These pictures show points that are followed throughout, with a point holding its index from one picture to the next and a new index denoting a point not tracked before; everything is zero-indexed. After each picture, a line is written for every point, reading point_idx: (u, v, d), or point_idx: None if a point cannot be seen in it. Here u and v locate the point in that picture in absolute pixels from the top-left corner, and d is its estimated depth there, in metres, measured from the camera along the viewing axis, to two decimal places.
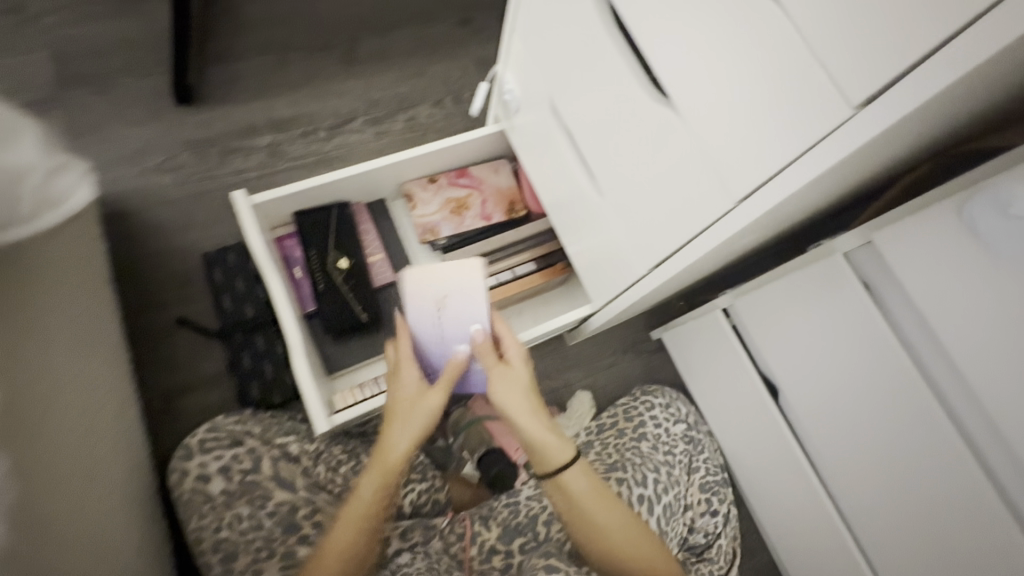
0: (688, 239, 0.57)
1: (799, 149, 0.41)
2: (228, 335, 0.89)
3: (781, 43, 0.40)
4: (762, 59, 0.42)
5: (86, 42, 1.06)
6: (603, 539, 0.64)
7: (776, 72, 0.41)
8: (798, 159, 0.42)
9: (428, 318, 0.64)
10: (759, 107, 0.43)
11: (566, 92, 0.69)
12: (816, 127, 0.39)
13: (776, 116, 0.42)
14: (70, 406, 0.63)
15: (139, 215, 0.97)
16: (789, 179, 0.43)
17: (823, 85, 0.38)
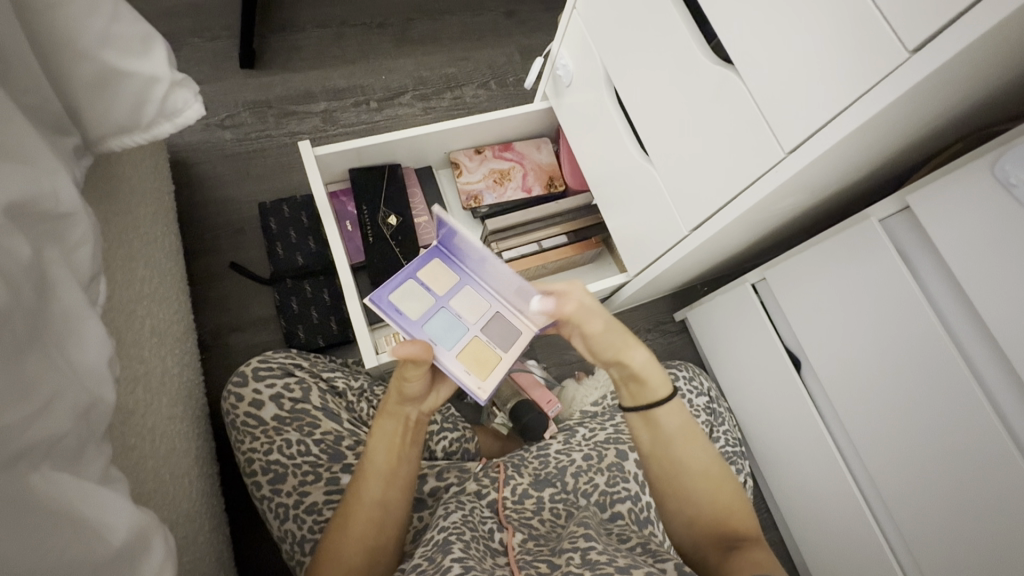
0: (732, 196, 0.61)
1: (852, 95, 0.46)
2: (278, 280, 0.94)
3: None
4: (821, 12, 0.46)
5: (159, 4, 1.13)
6: (679, 481, 0.62)
7: (834, 24, 0.45)
8: (851, 105, 0.46)
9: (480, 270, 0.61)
10: (815, 59, 0.48)
11: (623, 61, 0.74)
12: (871, 73, 0.44)
13: (833, 66, 0.46)
14: (146, 316, 0.68)
15: (200, 166, 1.03)
16: (841, 124, 0.47)
17: (879, 33, 0.42)
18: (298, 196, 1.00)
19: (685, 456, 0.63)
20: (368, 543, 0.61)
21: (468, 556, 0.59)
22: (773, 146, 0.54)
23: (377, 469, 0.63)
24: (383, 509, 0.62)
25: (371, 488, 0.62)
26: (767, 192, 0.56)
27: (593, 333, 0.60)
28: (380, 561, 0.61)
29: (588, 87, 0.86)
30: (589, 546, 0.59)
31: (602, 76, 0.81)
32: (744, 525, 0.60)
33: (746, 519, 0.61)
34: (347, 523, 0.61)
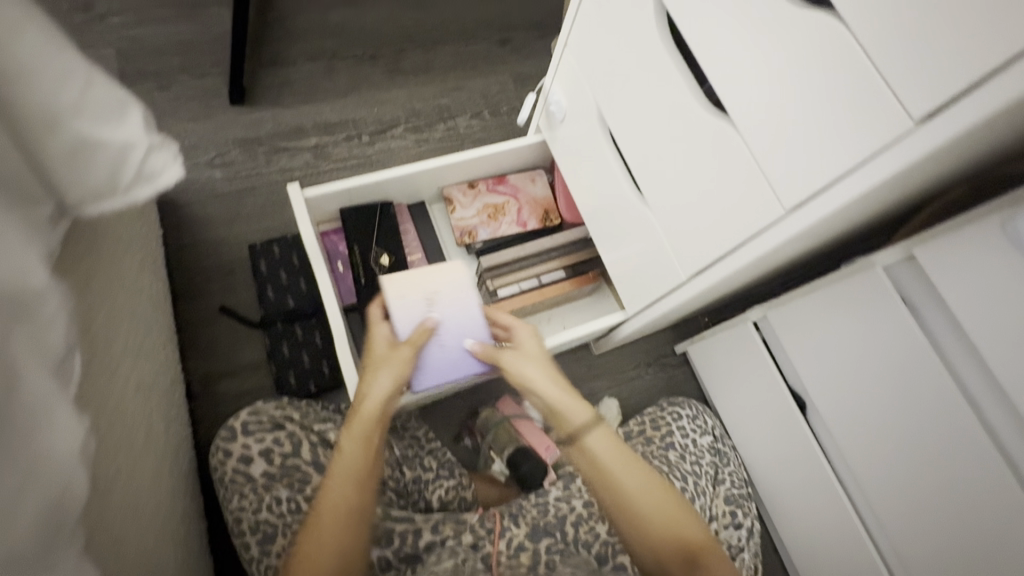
0: (732, 248, 0.59)
1: (853, 160, 0.43)
2: (268, 325, 0.92)
3: (842, 55, 0.41)
4: (820, 72, 0.43)
5: (149, 42, 1.12)
6: (628, 506, 0.64)
7: (835, 85, 0.42)
8: (853, 170, 0.43)
9: (417, 314, 0.73)
10: (815, 118, 0.45)
11: (618, 103, 0.73)
12: (873, 139, 0.41)
13: (833, 127, 0.43)
14: (129, 376, 0.66)
15: (189, 207, 1.01)
16: (844, 188, 0.44)
17: (881, 99, 0.39)
18: (288, 236, 0.98)
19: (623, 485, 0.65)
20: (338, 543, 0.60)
21: None
22: (774, 202, 0.51)
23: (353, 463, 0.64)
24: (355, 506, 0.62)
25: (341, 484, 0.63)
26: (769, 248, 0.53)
27: (519, 368, 0.71)
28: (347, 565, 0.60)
29: (581, 125, 0.84)
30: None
31: (596, 116, 0.80)
32: (711, 553, 0.62)
33: (711, 535, 0.64)
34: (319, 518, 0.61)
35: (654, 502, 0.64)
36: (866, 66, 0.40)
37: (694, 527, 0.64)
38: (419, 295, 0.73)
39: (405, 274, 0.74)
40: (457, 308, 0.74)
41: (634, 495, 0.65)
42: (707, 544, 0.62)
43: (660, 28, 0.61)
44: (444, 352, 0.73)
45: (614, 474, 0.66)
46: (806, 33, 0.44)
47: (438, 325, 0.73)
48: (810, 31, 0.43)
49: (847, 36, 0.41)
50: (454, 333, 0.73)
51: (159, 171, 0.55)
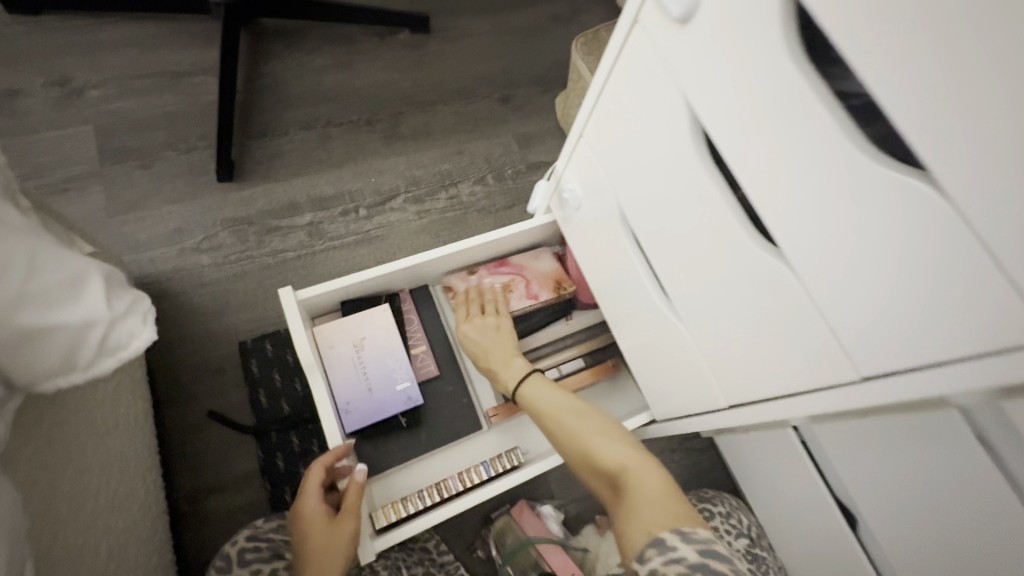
0: (795, 392, 0.53)
1: (960, 351, 0.37)
2: (262, 434, 0.84)
3: (939, 237, 0.35)
4: (911, 248, 0.37)
5: (130, 117, 1.05)
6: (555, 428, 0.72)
7: (934, 267, 0.36)
8: (960, 360, 0.37)
9: (349, 360, 0.82)
10: (907, 295, 0.38)
11: (645, 208, 0.66)
12: (988, 338, 0.34)
13: (935, 312, 0.37)
14: (100, 542, 0.58)
15: (174, 298, 0.94)
16: (949, 376, 0.38)
17: (1000, 300, 0.33)
18: (282, 330, 0.91)
19: (545, 417, 0.73)
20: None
21: None
22: (850, 366, 0.45)
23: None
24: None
25: None
26: (845, 406, 0.48)
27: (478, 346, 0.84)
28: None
29: (600, 216, 0.77)
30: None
31: (617, 212, 0.73)
32: (639, 481, 0.60)
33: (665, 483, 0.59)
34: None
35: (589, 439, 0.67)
36: (984, 259, 0.33)
37: (615, 457, 0.64)
38: (350, 341, 0.83)
39: (339, 321, 0.84)
40: (384, 355, 0.83)
41: (572, 438, 0.69)
42: (635, 468, 0.62)
43: (696, 142, 0.54)
44: (369, 396, 0.81)
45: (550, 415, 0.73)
46: (898, 201, 0.36)
47: (363, 368, 0.82)
48: (901, 199, 0.36)
49: (952, 218, 0.34)
50: (382, 379, 0.82)
51: (125, 339, 0.48)
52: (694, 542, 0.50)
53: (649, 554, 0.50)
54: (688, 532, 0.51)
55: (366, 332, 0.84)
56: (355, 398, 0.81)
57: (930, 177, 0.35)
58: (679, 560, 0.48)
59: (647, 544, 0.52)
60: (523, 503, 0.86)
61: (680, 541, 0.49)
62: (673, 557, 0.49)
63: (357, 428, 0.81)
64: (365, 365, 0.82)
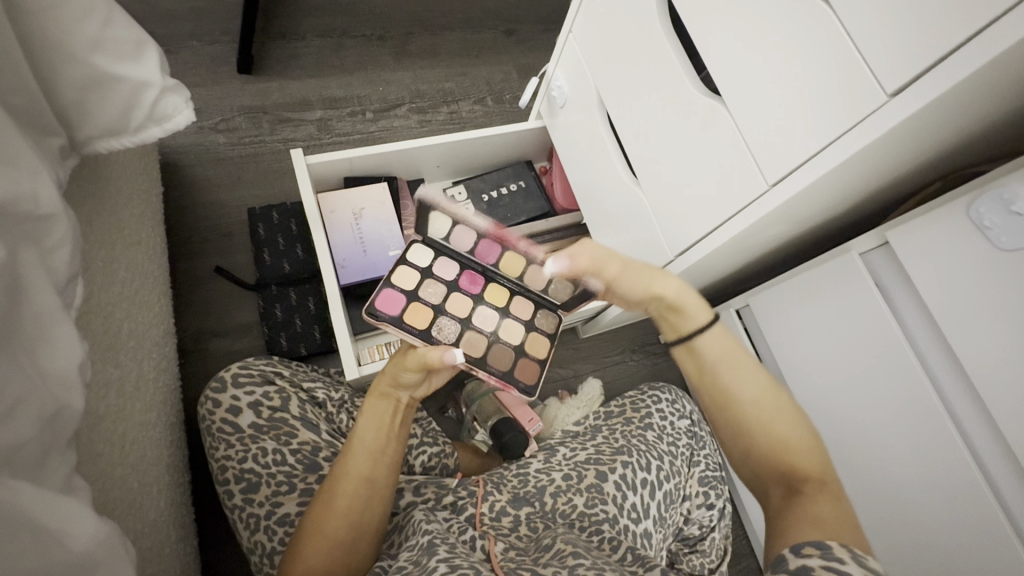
0: (717, 225, 0.62)
1: (834, 133, 0.46)
2: (263, 287, 0.93)
3: (824, 37, 0.45)
4: (805, 52, 0.47)
5: (160, 6, 1.13)
6: (729, 402, 0.58)
7: (819, 63, 0.46)
8: (833, 143, 0.46)
9: (347, 224, 0.92)
10: (800, 95, 0.48)
11: (617, 87, 0.76)
12: (852, 112, 0.44)
13: (816, 106, 0.47)
14: (124, 318, 0.68)
15: (189, 168, 1.03)
16: (824, 159, 0.47)
17: (862, 76, 0.43)
18: (288, 203, 1.00)
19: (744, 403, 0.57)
20: (352, 519, 0.61)
21: (454, 556, 0.57)
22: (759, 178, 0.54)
23: (369, 449, 0.64)
24: (369, 490, 0.63)
25: (357, 463, 0.63)
26: (752, 222, 0.56)
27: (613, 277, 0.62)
28: (345, 568, 0.60)
29: (581, 109, 0.87)
30: (577, 563, 0.57)
31: (595, 99, 0.82)
32: (827, 498, 0.51)
33: (847, 507, 0.51)
34: (330, 501, 0.61)
35: (778, 427, 0.56)
36: (853, 46, 0.43)
37: (813, 461, 0.54)
38: (349, 208, 0.92)
39: (341, 191, 0.93)
40: (379, 224, 0.93)
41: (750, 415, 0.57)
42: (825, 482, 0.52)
43: (660, 11, 0.64)
44: (363, 256, 0.91)
45: (724, 387, 0.59)
46: (797, 16, 0.47)
47: (359, 232, 0.92)
48: (798, 13, 0.47)
49: (832, 19, 0.45)
50: (376, 243, 0.92)
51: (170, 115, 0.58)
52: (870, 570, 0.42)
53: (810, 549, 0.43)
54: (864, 557, 0.43)
55: (364, 203, 0.94)
56: (349, 256, 0.90)
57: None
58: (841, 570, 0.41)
59: (806, 543, 0.45)
60: None
61: (851, 558, 0.42)
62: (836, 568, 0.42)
63: (349, 283, 0.90)
64: (361, 229, 0.92)
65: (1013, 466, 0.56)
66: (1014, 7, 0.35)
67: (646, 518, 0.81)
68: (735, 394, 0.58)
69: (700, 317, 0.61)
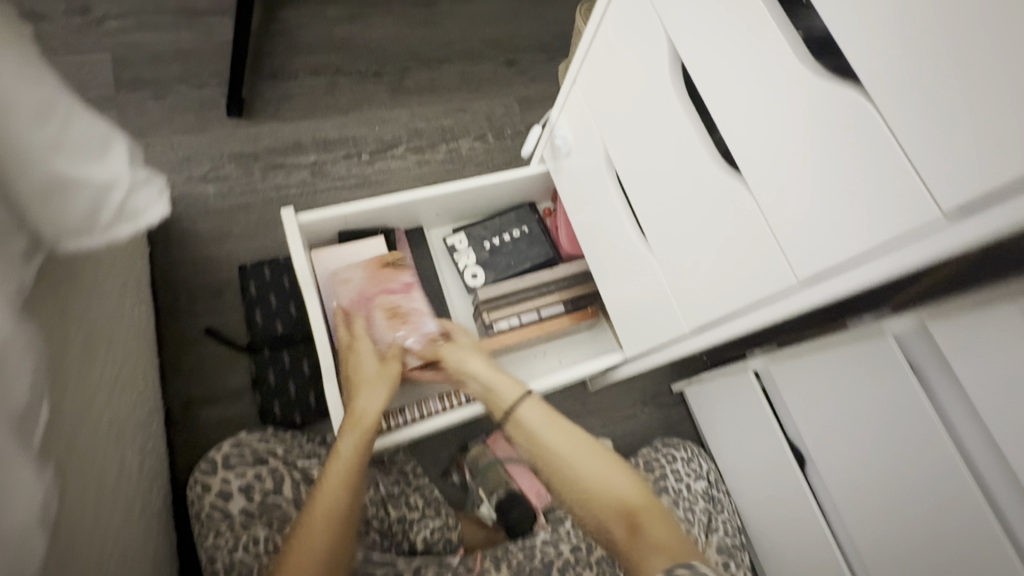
0: (738, 310, 0.57)
1: (876, 244, 0.40)
2: (255, 350, 0.89)
3: (864, 134, 0.39)
4: (841, 147, 0.41)
5: (147, 49, 1.09)
6: (573, 482, 0.67)
7: (859, 161, 0.40)
8: (878, 253, 0.41)
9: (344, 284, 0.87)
10: (834, 193, 0.42)
11: (627, 146, 0.71)
12: (898, 225, 0.38)
13: (856, 211, 0.41)
14: (105, 410, 0.63)
15: (178, 221, 0.98)
16: (869, 269, 0.42)
17: (910, 186, 0.37)
18: (281, 258, 0.96)
19: (584, 468, 0.67)
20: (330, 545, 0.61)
21: None
22: (787, 272, 0.49)
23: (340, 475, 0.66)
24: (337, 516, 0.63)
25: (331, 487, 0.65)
26: (785, 316, 0.51)
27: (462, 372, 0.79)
28: None
29: (588, 161, 0.82)
30: None
31: (603, 154, 0.78)
32: (653, 524, 0.61)
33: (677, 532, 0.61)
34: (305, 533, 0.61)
35: (609, 481, 0.66)
36: (899, 151, 0.37)
37: (629, 494, 0.65)
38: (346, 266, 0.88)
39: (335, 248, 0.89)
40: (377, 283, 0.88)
41: (584, 473, 0.67)
42: (644, 507, 0.63)
43: (673, 75, 0.59)
44: None
45: (568, 460, 0.68)
46: (831, 107, 0.41)
47: None
48: (833, 104, 0.41)
49: (872, 116, 0.38)
50: None
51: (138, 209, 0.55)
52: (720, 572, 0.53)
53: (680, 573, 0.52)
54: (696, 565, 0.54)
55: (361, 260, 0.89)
56: None
57: (859, 85, 0.40)
58: None
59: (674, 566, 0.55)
60: (498, 436, 0.89)
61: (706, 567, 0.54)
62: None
63: None
64: None
65: None
66: None
67: None
68: (580, 477, 0.67)
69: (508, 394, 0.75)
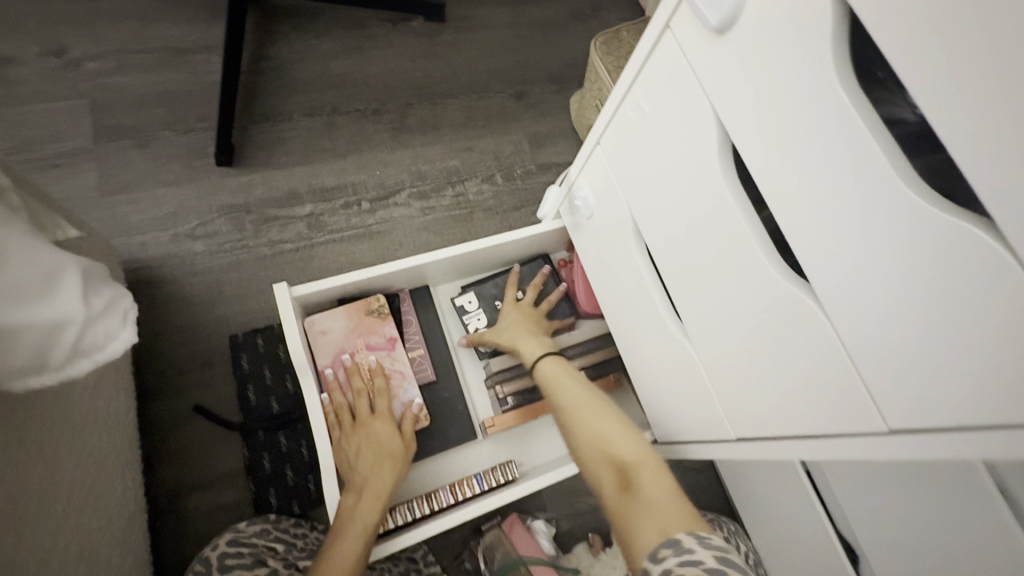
0: (806, 435, 0.49)
1: (1002, 422, 0.33)
2: (249, 432, 0.82)
3: (995, 294, 0.31)
4: (959, 300, 0.33)
5: (129, 93, 1.01)
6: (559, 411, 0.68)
7: (985, 322, 0.32)
8: (1003, 432, 0.33)
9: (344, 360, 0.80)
10: (949, 350, 0.35)
11: (662, 224, 0.63)
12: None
13: (977, 378, 0.33)
14: (70, 544, 0.55)
15: (164, 285, 0.91)
16: (990, 447, 0.34)
17: None
18: (276, 325, 0.88)
19: (577, 430, 0.65)
20: None
21: None
22: (877, 416, 0.41)
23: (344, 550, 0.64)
24: None
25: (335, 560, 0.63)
26: (865, 459, 0.44)
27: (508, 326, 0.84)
28: None
29: (612, 227, 0.74)
30: None
31: (631, 224, 0.70)
32: (651, 477, 0.57)
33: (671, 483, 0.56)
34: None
35: (600, 448, 0.62)
36: None
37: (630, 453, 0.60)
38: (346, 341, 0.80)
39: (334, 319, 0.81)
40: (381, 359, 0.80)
41: (575, 429, 0.65)
42: (645, 464, 0.58)
43: (721, 160, 0.51)
44: None
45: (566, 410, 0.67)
46: (950, 249, 0.33)
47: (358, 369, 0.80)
48: (949, 247, 0.33)
49: (1009, 277, 0.30)
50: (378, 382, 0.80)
51: (101, 342, 0.47)
52: (713, 547, 0.48)
53: (663, 554, 0.47)
54: (706, 538, 0.49)
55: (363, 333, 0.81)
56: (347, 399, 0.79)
57: (993, 229, 0.31)
58: (695, 563, 0.46)
59: (662, 545, 0.49)
60: (513, 518, 0.83)
61: (696, 544, 0.48)
62: (688, 559, 0.47)
63: None
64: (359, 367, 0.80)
65: None
66: None
67: None
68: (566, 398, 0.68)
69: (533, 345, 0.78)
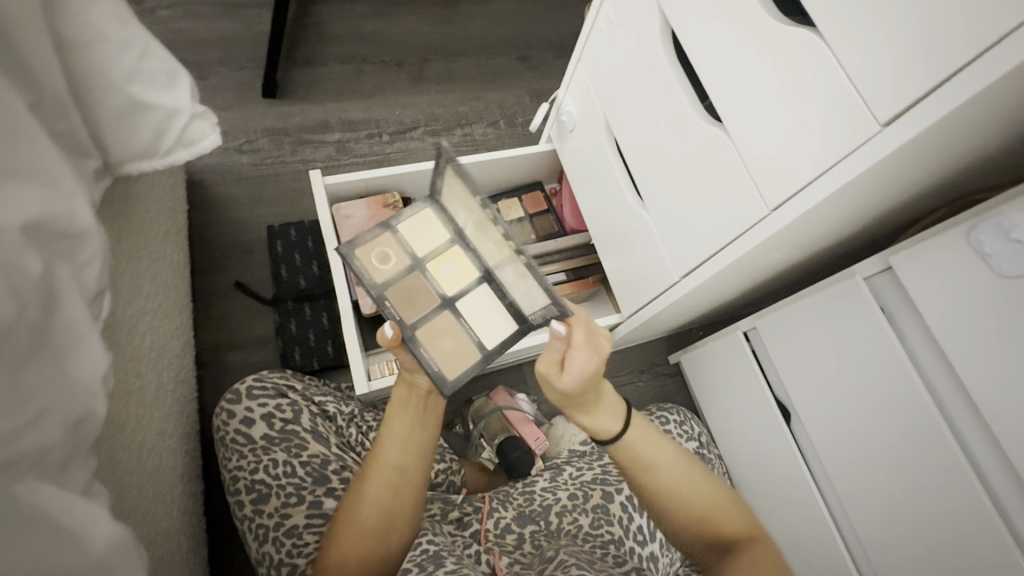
0: (719, 246, 0.63)
1: (826, 163, 0.48)
2: (279, 302, 0.97)
3: (821, 66, 0.47)
4: (801, 85, 0.49)
5: (193, 35, 1.19)
6: (644, 468, 0.59)
7: (817, 92, 0.48)
8: (830, 171, 0.48)
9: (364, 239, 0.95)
10: (798, 123, 0.50)
11: (623, 114, 0.78)
12: (847, 140, 0.46)
13: (813, 135, 0.49)
14: (147, 331, 0.70)
15: (214, 187, 1.07)
16: (820, 187, 0.49)
17: (856, 106, 0.45)
18: (307, 221, 1.04)
19: (658, 471, 0.58)
20: (384, 512, 0.63)
21: (461, 568, 0.58)
22: (759, 201, 0.56)
23: (397, 440, 0.67)
24: (396, 481, 0.65)
25: (387, 453, 0.66)
26: (754, 244, 0.58)
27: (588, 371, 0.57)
28: (378, 553, 0.62)
29: (589, 132, 0.90)
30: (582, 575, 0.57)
31: (603, 123, 0.85)
32: (759, 548, 0.54)
33: (777, 552, 0.54)
34: (360, 499, 0.63)
35: (704, 498, 0.58)
36: (842, 78, 0.46)
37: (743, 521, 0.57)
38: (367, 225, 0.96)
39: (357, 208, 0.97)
40: None
41: (666, 487, 0.58)
42: (755, 528, 0.57)
43: (664, 41, 0.67)
44: None
45: (647, 457, 0.59)
46: (793, 49, 0.50)
47: None
48: (793, 48, 0.50)
49: (827, 53, 0.47)
50: None
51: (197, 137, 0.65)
52: None
53: None
54: None
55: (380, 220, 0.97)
56: None
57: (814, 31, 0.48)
58: None
59: None
60: (500, 389, 0.97)
61: None
62: None
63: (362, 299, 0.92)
64: None
65: (1009, 473, 0.57)
66: (1000, 41, 0.36)
67: (652, 540, 0.80)
68: (659, 477, 0.58)
69: (614, 425, 0.59)
